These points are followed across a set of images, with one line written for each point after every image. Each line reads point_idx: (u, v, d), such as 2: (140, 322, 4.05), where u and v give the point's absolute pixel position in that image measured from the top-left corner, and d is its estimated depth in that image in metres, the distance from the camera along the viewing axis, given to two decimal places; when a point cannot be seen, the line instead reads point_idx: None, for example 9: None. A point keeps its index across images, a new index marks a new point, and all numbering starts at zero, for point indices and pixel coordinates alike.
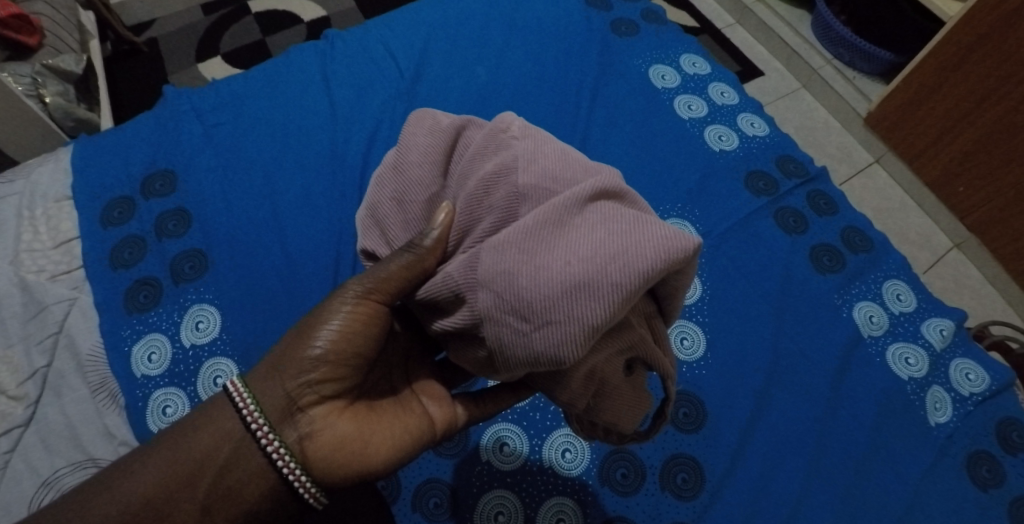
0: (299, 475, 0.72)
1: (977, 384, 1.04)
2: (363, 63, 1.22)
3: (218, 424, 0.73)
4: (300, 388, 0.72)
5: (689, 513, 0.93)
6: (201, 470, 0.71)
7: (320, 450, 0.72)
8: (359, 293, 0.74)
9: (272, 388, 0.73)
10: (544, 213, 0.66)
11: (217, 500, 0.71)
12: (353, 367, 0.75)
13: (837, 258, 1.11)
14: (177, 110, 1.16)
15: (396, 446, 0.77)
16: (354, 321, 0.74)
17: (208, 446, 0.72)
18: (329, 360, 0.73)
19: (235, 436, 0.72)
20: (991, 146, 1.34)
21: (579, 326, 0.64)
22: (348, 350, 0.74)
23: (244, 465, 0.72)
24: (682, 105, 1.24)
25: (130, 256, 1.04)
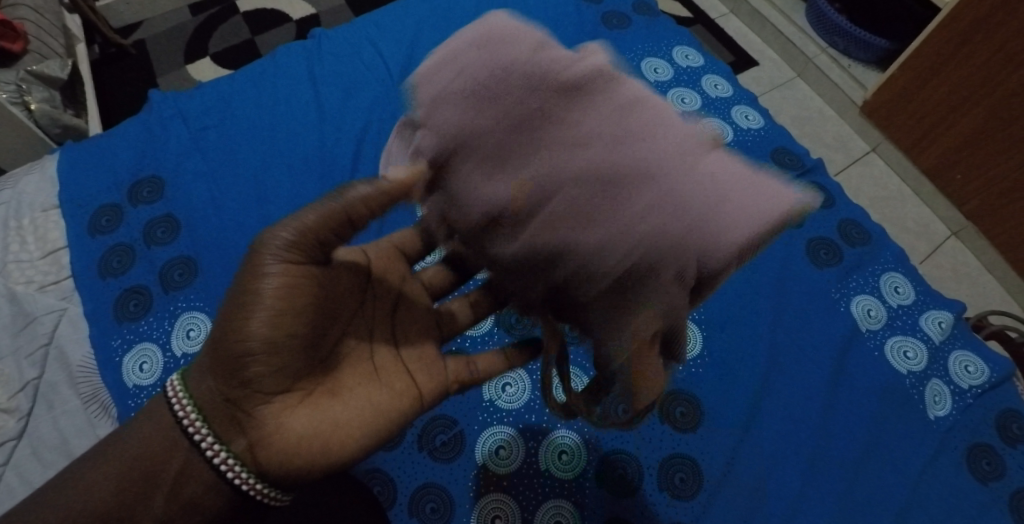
0: (253, 481, 0.67)
1: (977, 376, 1.03)
2: (351, 62, 1.20)
3: (166, 435, 0.68)
4: (237, 389, 0.66)
5: (687, 513, 0.92)
6: (154, 488, 0.67)
7: (275, 446, 0.67)
8: (280, 258, 0.68)
9: (209, 388, 0.67)
10: (628, 165, 0.65)
11: (176, 512, 0.67)
12: (294, 343, 0.68)
13: (834, 251, 1.10)
14: (163, 114, 1.14)
15: (361, 429, 0.71)
16: (278, 298, 0.67)
17: (160, 461, 0.67)
18: (261, 352, 0.66)
19: (184, 449, 0.67)
20: (989, 134, 1.33)
21: (650, 284, 0.67)
22: (281, 323, 0.67)
23: (196, 477, 0.67)
24: (675, 98, 1.22)
25: (119, 264, 1.03)
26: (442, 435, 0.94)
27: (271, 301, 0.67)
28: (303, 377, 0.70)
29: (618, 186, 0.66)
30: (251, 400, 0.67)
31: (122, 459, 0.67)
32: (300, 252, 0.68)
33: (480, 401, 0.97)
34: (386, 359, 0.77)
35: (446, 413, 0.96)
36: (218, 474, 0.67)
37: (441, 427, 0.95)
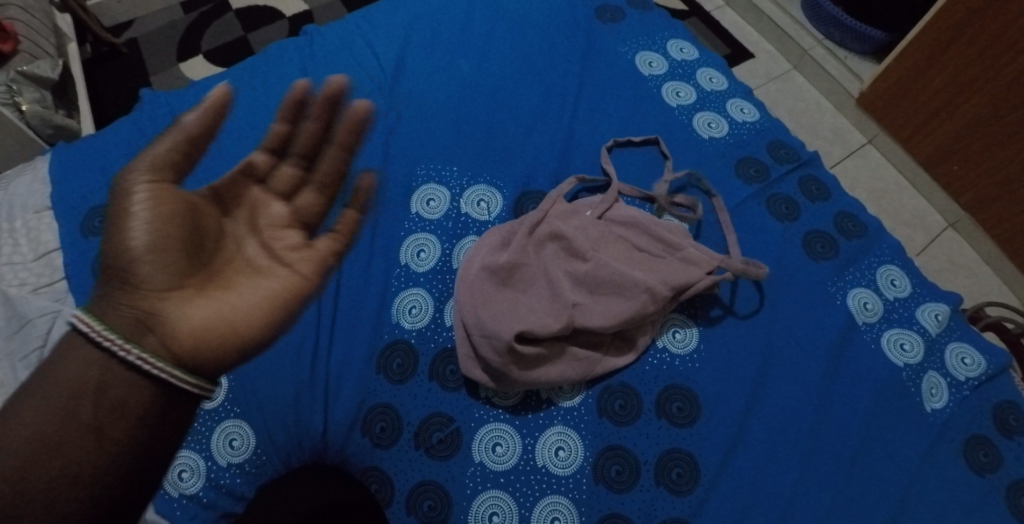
0: (170, 370, 0.61)
1: (974, 368, 1.03)
2: (343, 59, 1.19)
3: (81, 362, 0.60)
4: (137, 292, 0.63)
5: (684, 508, 0.92)
6: (81, 420, 0.59)
7: (184, 330, 0.63)
8: (144, 177, 0.65)
9: (106, 296, 0.63)
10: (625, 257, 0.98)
11: (106, 418, 0.59)
12: (169, 237, 0.65)
13: (830, 245, 1.10)
14: (157, 114, 1.14)
15: (262, 305, 0.68)
16: (152, 203, 0.65)
17: (80, 388, 0.59)
18: (147, 253, 0.64)
19: (96, 367, 0.60)
20: (985, 124, 1.32)
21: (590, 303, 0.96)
22: (153, 221, 0.65)
23: (115, 378, 0.60)
24: (670, 92, 1.22)
25: None
26: (439, 433, 0.94)
27: (144, 201, 0.65)
28: (193, 271, 0.66)
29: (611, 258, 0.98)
30: (145, 296, 0.63)
31: (38, 402, 0.59)
32: (165, 173, 0.66)
33: (476, 399, 0.97)
34: (257, 251, 0.72)
35: (443, 411, 0.95)
36: (136, 374, 0.61)
37: (438, 425, 0.95)
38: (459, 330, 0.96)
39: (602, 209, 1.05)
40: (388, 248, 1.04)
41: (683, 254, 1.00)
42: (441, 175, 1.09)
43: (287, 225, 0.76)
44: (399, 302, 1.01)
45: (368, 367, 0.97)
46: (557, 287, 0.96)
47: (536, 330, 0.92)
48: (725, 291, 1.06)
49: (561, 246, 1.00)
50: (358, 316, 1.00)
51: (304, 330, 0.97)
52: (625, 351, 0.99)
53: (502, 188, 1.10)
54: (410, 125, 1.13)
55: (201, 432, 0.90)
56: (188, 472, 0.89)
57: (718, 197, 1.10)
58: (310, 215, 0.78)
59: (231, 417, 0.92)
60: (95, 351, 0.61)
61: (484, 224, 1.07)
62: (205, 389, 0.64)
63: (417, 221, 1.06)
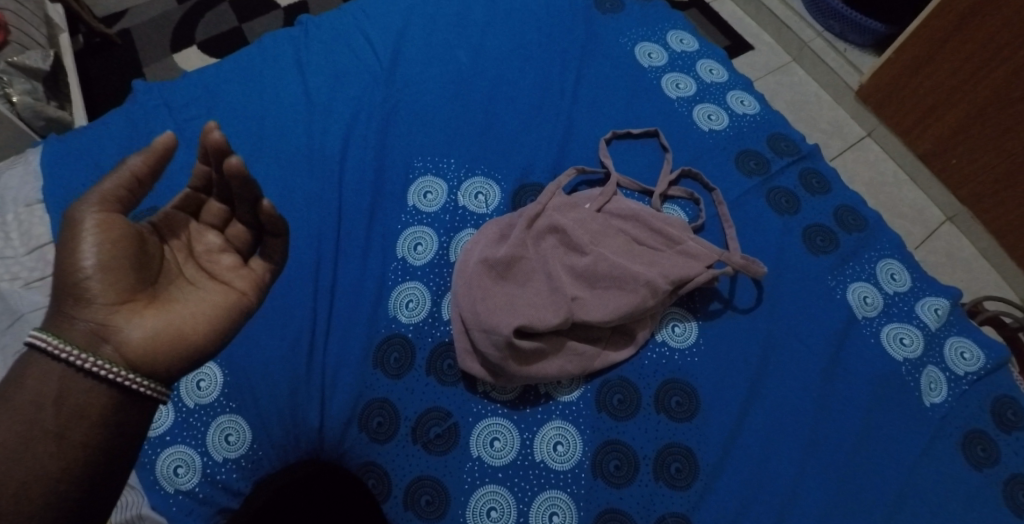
0: (127, 374, 0.65)
1: (973, 363, 1.03)
2: (340, 50, 1.18)
3: (45, 373, 0.63)
4: (90, 310, 0.65)
5: (682, 503, 0.91)
6: (45, 425, 0.62)
7: (141, 340, 0.66)
8: (93, 206, 0.66)
9: (65, 314, 0.65)
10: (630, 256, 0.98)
11: (70, 425, 0.62)
12: (123, 258, 0.66)
13: (830, 238, 1.09)
14: (149, 105, 1.13)
15: (213, 312, 0.71)
16: (102, 229, 0.66)
17: (46, 397, 0.62)
18: (100, 274, 0.65)
19: (59, 376, 0.63)
20: (985, 119, 1.32)
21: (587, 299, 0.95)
22: (107, 245, 0.66)
23: (76, 387, 0.63)
24: (670, 83, 1.20)
25: None
26: (437, 428, 0.93)
27: (95, 227, 0.65)
28: (146, 284, 0.68)
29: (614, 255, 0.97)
30: (101, 314, 0.65)
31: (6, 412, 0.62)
32: (115, 202, 0.67)
33: (474, 393, 0.96)
34: (196, 271, 0.74)
35: (440, 405, 0.95)
36: (97, 381, 0.64)
37: (435, 419, 0.94)
38: (458, 324, 0.95)
39: (601, 202, 1.04)
40: (385, 242, 1.03)
41: (682, 248, 1.00)
42: (438, 167, 1.08)
43: (221, 250, 0.75)
44: (397, 296, 1.00)
45: (364, 362, 0.96)
46: (556, 280, 0.95)
47: (535, 325, 0.91)
48: (725, 285, 1.05)
49: (560, 239, 0.99)
50: (355, 310, 0.99)
51: (300, 324, 0.96)
52: (624, 345, 0.99)
53: (500, 180, 1.09)
54: (407, 117, 1.12)
55: (196, 428, 0.89)
56: (184, 467, 0.88)
57: (717, 190, 1.10)
58: (244, 244, 0.76)
59: (227, 412, 0.91)
60: (53, 364, 0.63)
61: (482, 217, 1.06)
62: (162, 392, 0.67)
63: (415, 214, 1.05)
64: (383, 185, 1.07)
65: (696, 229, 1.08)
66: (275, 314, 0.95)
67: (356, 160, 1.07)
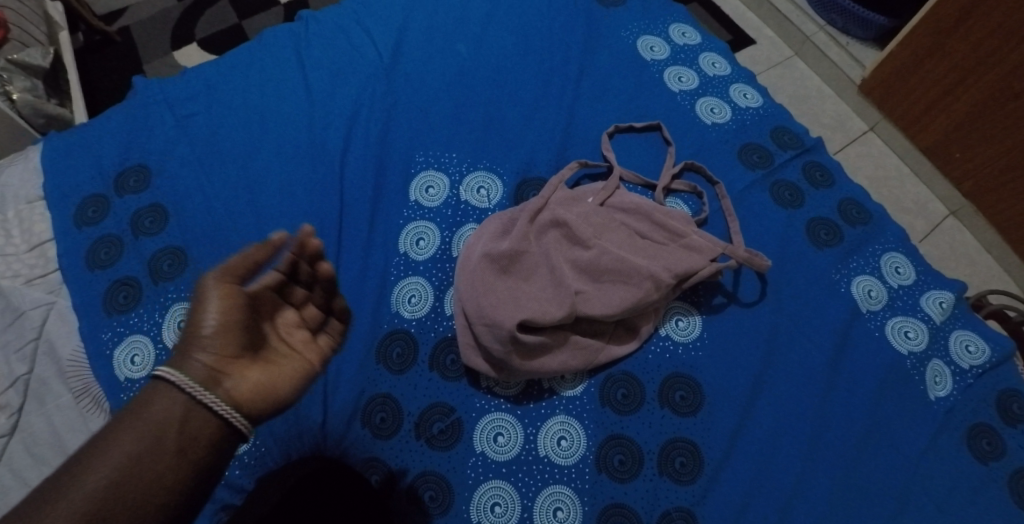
0: (237, 415, 0.66)
1: (977, 356, 1.03)
2: (340, 45, 1.17)
3: (168, 402, 0.64)
4: (210, 359, 0.67)
5: (687, 498, 0.91)
6: (165, 449, 0.63)
7: (246, 391, 0.68)
8: (217, 275, 0.71)
9: (180, 360, 0.67)
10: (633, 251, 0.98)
11: (188, 450, 0.64)
12: (236, 321, 0.70)
13: (834, 232, 1.09)
14: (149, 102, 1.12)
15: (303, 374, 0.74)
16: (223, 295, 0.70)
17: (167, 425, 0.64)
18: (217, 332, 0.68)
19: (178, 408, 0.64)
20: (988, 112, 1.31)
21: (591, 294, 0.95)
22: (224, 310, 0.69)
23: (194, 415, 0.65)
24: (672, 77, 1.20)
25: (107, 256, 1.01)
26: (440, 423, 0.93)
27: (215, 293, 0.70)
28: (250, 344, 0.71)
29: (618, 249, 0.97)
30: (214, 367, 0.67)
31: (127, 434, 0.63)
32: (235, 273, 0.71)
33: (477, 388, 0.96)
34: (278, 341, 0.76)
35: (443, 401, 0.94)
36: (206, 420, 0.65)
37: (438, 414, 0.94)
38: (460, 319, 0.95)
39: (604, 196, 1.04)
40: (387, 237, 1.03)
41: (685, 242, 0.99)
42: (440, 162, 1.08)
43: (298, 326, 0.78)
44: (399, 291, 1.00)
45: (367, 357, 0.96)
46: (560, 274, 0.94)
47: (538, 319, 0.91)
48: (728, 278, 1.05)
49: (563, 233, 0.98)
50: (358, 306, 0.99)
51: None
52: (627, 340, 0.98)
53: (502, 174, 1.08)
54: (408, 112, 1.11)
55: None
56: None
57: (720, 184, 1.09)
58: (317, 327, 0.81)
59: None
60: (176, 395, 0.65)
61: (484, 211, 1.06)
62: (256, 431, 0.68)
63: (417, 209, 1.05)
64: (385, 180, 1.07)
65: (700, 222, 1.08)
66: None
67: (358, 156, 1.07)
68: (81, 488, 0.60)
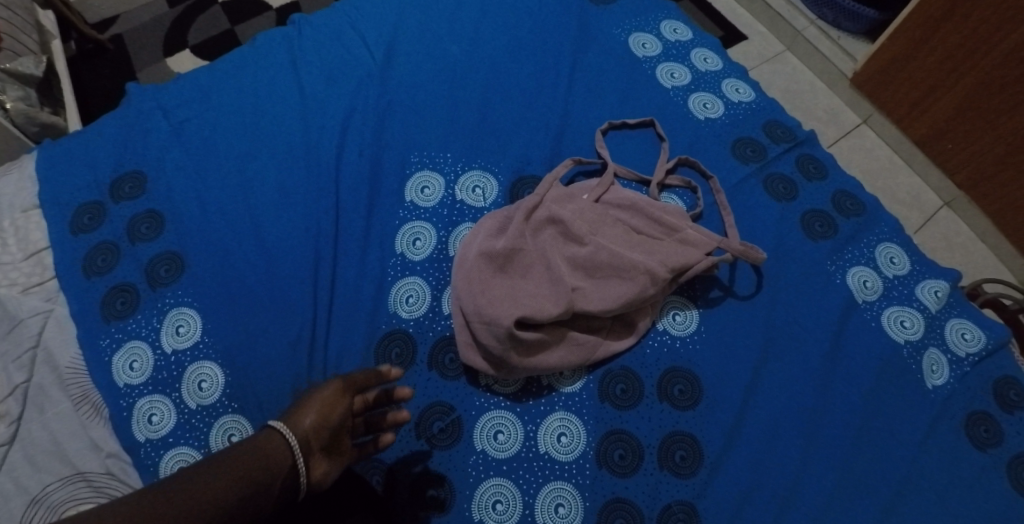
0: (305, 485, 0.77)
1: (973, 344, 1.03)
2: (333, 47, 1.17)
3: (281, 448, 0.76)
4: (312, 435, 0.79)
5: (688, 491, 0.91)
6: (279, 478, 0.74)
7: (316, 475, 0.78)
8: (340, 382, 0.84)
9: (295, 427, 0.78)
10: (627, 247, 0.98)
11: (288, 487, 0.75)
12: (341, 416, 0.81)
13: (829, 224, 1.09)
14: (143, 108, 1.12)
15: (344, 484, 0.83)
16: (336, 396, 0.82)
17: (275, 469, 0.74)
18: (320, 421, 0.79)
19: (284, 466, 0.75)
20: (979, 102, 1.32)
21: (588, 290, 0.95)
22: (339, 406, 0.82)
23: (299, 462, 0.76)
24: (664, 73, 1.20)
25: (104, 263, 1.01)
26: (439, 423, 0.93)
27: (337, 390, 0.83)
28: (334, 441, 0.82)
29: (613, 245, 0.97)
30: (312, 446, 0.78)
31: (247, 457, 0.73)
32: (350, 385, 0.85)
33: (476, 386, 0.96)
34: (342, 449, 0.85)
35: (443, 400, 0.95)
36: (291, 486, 0.76)
37: (438, 414, 0.94)
38: (458, 317, 0.95)
39: (599, 192, 1.04)
40: (385, 238, 1.03)
41: (681, 236, 1.00)
42: (435, 162, 1.08)
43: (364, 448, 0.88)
44: (397, 291, 1.00)
45: (366, 358, 0.97)
46: (556, 271, 0.94)
47: (536, 316, 0.91)
48: (724, 272, 1.05)
49: (559, 230, 0.98)
50: (355, 308, 0.99)
51: (300, 323, 0.97)
52: (625, 335, 0.99)
53: (497, 173, 1.08)
54: (402, 114, 1.11)
55: (199, 428, 0.92)
56: (158, 415, 0.93)
57: (714, 178, 1.09)
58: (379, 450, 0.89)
59: (229, 412, 0.93)
60: (288, 447, 0.76)
61: (480, 210, 1.06)
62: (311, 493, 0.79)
63: (412, 210, 1.05)
64: (380, 182, 1.07)
65: (695, 217, 1.08)
66: (275, 314, 0.98)
67: (352, 158, 1.07)
68: (210, 487, 0.70)
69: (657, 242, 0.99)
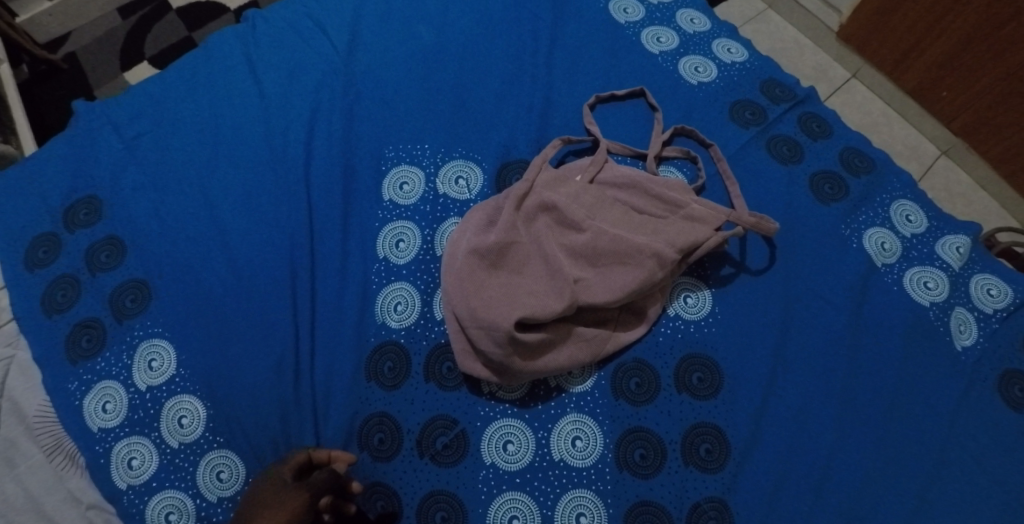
0: None
1: (1000, 299, 0.97)
2: (293, 43, 1.09)
3: None
4: None
5: (717, 486, 0.85)
6: None
7: None
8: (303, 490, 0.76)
9: None
10: (630, 231, 0.91)
11: None
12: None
13: (839, 185, 1.02)
14: (92, 126, 1.03)
15: None
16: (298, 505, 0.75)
17: None
18: None
19: None
20: (974, 45, 1.22)
21: (592, 284, 0.88)
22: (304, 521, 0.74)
23: None
24: (650, 38, 1.12)
25: (64, 298, 0.93)
26: (443, 438, 0.86)
27: (303, 502, 0.75)
28: None
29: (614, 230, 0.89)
30: None
31: None
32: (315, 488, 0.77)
33: (479, 395, 0.88)
34: None
35: (445, 413, 0.87)
36: None
37: (441, 428, 0.87)
38: (452, 323, 0.87)
39: (593, 172, 0.96)
40: (364, 243, 0.96)
41: (686, 212, 0.92)
42: (413, 155, 1.00)
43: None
44: (384, 299, 0.93)
45: (356, 375, 0.89)
46: (555, 262, 0.87)
47: (537, 315, 0.83)
48: (734, 246, 0.98)
49: (554, 218, 0.91)
50: (340, 322, 0.92)
51: (282, 344, 0.90)
52: (635, 325, 0.91)
53: (480, 161, 1.01)
54: (372, 108, 1.03)
55: (185, 468, 0.85)
56: (138, 459, 0.85)
57: (715, 146, 1.02)
58: None
59: (215, 448, 0.86)
60: None
61: (466, 203, 0.98)
62: None
63: (392, 209, 0.97)
64: (354, 182, 0.99)
65: (698, 190, 1.01)
66: (255, 338, 0.90)
67: (322, 160, 0.99)
68: None
69: (660, 224, 0.91)
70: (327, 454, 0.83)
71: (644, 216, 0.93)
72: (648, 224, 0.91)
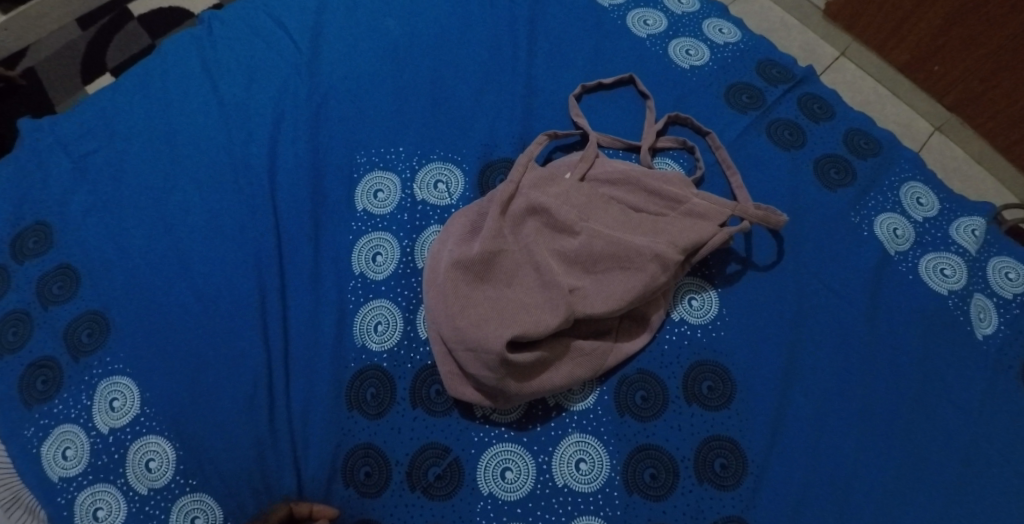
0: None
1: (1019, 283, 0.92)
2: (252, 45, 1.01)
3: None
4: None
5: (735, 504, 0.78)
6: None
7: None
8: None
9: None
10: (628, 231, 0.83)
11: None
12: None
13: (845, 170, 0.96)
14: (39, 146, 0.95)
15: None
16: None
17: None
18: None
19: None
20: (966, 19, 1.14)
21: (589, 293, 0.80)
22: None
23: None
24: (637, 21, 1.05)
25: (15, 337, 0.85)
26: (435, 468, 0.79)
27: None
28: None
29: (610, 233, 0.82)
30: None
31: None
32: None
33: (472, 420, 0.81)
34: None
35: (435, 441, 0.80)
36: None
37: (433, 458, 0.80)
38: (437, 345, 0.80)
39: (583, 169, 0.89)
40: (338, 259, 0.88)
41: (687, 208, 0.85)
42: (387, 160, 0.93)
43: None
44: (362, 319, 0.85)
45: (337, 404, 0.82)
46: (548, 271, 0.80)
47: (530, 333, 0.76)
48: (740, 242, 0.91)
49: (543, 221, 0.84)
50: (316, 347, 0.84)
51: (255, 375, 0.82)
52: (637, 333, 0.85)
53: (460, 162, 0.93)
54: (340, 111, 0.95)
55: (156, 517, 0.78)
56: (104, 509, 0.78)
57: (712, 133, 0.95)
58: None
59: (187, 492, 0.78)
60: None
61: (447, 209, 0.91)
62: None
63: (367, 221, 0.90)
64: (325, 192, 0.91)
65: (697, 182, 0.94)
66: (224, 370, 0.82)
67: (289, 172, 0.91)
68: None
69: (661, 224, 0.84)
70: (309, 508, 0.77)
71: (642, 214, 0.86)
72: (647, 223, 0.84)
